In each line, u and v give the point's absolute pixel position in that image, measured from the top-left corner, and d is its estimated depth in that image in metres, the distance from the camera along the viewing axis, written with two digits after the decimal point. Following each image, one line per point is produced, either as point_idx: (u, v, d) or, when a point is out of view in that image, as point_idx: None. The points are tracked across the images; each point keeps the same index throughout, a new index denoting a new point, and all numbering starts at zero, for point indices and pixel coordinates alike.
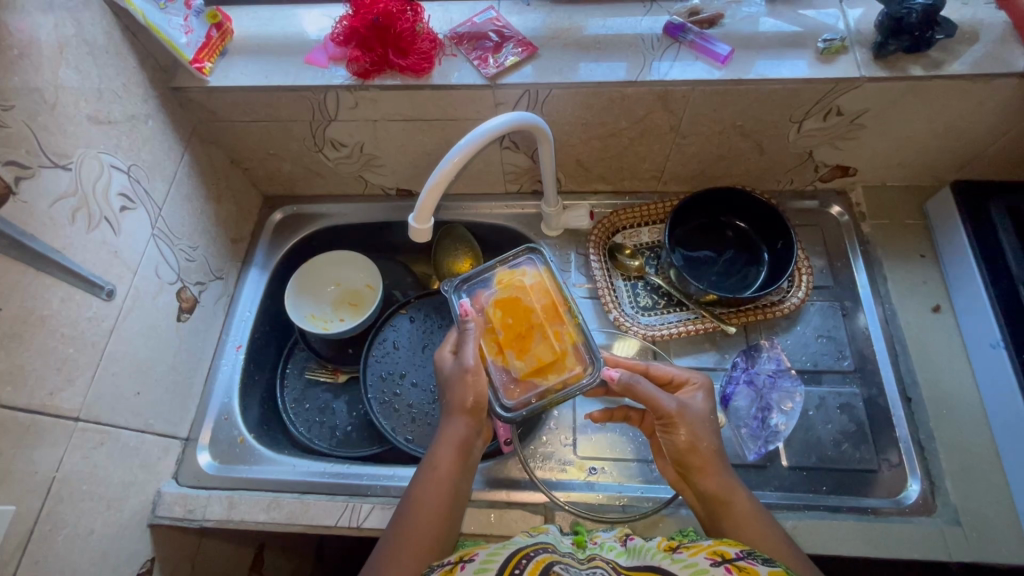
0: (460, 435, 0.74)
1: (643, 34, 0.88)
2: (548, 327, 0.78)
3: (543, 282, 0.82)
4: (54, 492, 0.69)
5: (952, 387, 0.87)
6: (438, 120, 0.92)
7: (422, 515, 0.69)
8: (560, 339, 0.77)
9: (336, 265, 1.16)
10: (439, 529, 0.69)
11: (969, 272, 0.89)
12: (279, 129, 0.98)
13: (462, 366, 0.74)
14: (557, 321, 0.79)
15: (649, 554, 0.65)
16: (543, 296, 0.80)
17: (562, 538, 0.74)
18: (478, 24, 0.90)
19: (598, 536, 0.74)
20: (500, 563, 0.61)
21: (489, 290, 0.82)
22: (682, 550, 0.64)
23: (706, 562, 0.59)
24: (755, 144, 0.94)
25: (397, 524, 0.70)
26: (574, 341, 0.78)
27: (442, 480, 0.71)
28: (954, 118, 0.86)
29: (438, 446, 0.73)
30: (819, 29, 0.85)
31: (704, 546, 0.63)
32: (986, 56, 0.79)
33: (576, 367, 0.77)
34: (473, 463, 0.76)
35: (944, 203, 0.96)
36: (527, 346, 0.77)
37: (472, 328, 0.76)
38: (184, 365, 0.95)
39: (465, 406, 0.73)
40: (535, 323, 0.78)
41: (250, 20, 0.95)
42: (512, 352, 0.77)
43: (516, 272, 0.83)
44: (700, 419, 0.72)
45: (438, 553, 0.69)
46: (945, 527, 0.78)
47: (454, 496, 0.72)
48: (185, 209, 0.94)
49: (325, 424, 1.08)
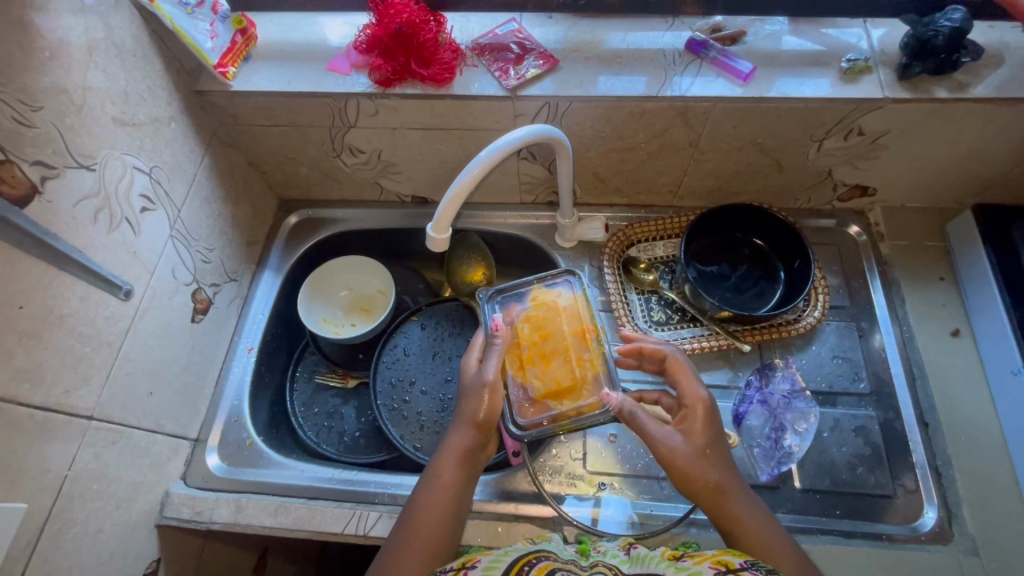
0: (465, 444, 0.73)
1: (665, 49, 0.88)
2: (572, 352, 0.77)
3: (577, 306, 0.81)
4: (65, 491, 0.70)
5: (970, 413, 0.86)
6: (457, 129, 0.93)
7: (424, 522, 0.69)
8: (585, 367, 0.77)
9: (348, 270, 1.16)
10: (441, 536, 0.69)
11: (990, 297, 0.88)
12: (298, 134, 0.98)
13: (482, 379, 0.74)
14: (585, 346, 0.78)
15: (653, 561, 0.67)
16: (574, 320, 0.80)
17: (568, 546, 0.75)
18: (500, 35, 0.90)
19: (602, 545, 0.75)
20: (505, 565, 0.64)
21: (522, 307, 0.82)
22: (686, 559, 0.66)
23: (708, 572, 0.61)
24: (774, 162, 0.94)
25: (397, 530, 0.70)
26: (600, 370, 0.77)
27: (445, 487, 0.71)
28: (977, 141, 0.85)
29: (443, 455, 0.73)
30: (842, 48, 0.85)
31: (709, 555, 0.65)
32: (1012, 80, 0.78)
33: (594, 397, 0.75)
34: (476, 474, 0.75)
35: (964, 226, 0.95)
36: (551, 368, 0.77)
37: (498, 343, 0.76)
38: (196, 366, 0.95)
39: (476, 419, 0.73)
40: (560, 347, 0.78)
41: (274, 26, 0.96)
42: (533, 372, 0.77)
43: (553, 291, 0.83)
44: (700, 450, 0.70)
45: (438, 560, 0.69)
46: (962, 556, 0.77)
47: (458, 502, 0.72)
48: (203, 211, 0.95)
49: (333, 429, 1.08)
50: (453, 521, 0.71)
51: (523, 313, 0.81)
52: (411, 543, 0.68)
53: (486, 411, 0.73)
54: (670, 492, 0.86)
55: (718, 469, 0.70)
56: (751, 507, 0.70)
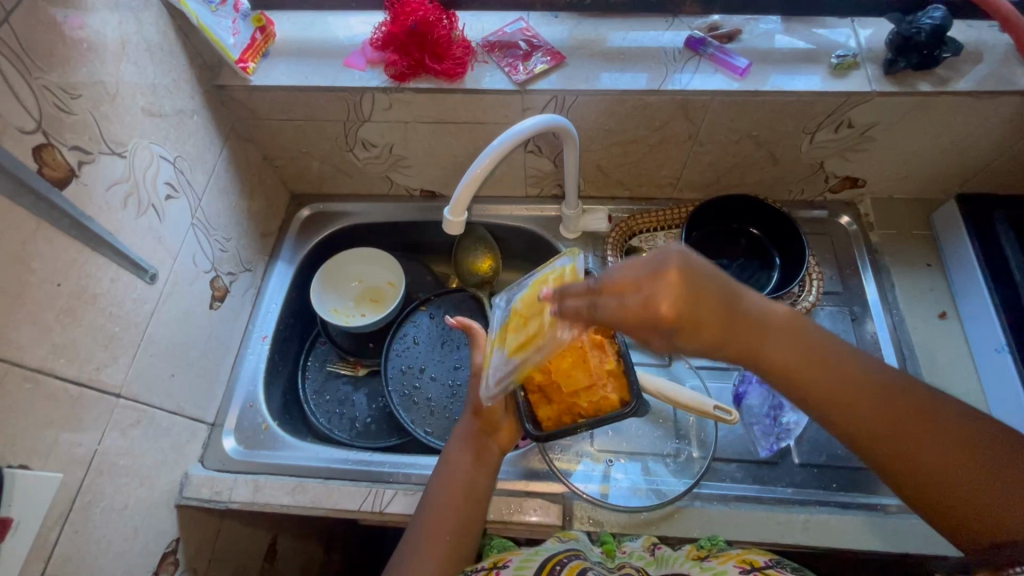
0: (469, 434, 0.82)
1: (665, 47, 0.92)
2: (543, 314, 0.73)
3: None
4: (94, 465, 0.72)
5: (958, 391, 0.90)
6: (467, 123, 0.97)
7: (439, 508, 0.77)
8: (594, 364, 0.78)
9: (359, 261, 1.20)
10: (457, 519, 0.76)
11: (974, 280, 0.93)
12: (314, 128, 1.02)
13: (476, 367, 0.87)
14: (599, 346, 0.80)
15: (677, 561, 0.74)
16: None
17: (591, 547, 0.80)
18: (509, 34, 0.95)
19: (626, 545, 0.81)
20: (536, 567, 0.70)
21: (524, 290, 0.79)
22: (711, 559, 0.72)
23: (735, 570, 0.68)
24: (769, 154, 0.99)
25: (419, 515, 0.78)
26: (611, 368, 0.78)
27: (454, 475, 0.79)
28: (959, 133, 0.90)
29: (450, 448, 0.82)
30: (832, 46, 0.90)
31: (734, 554, 0.72)
32: (990, 75, 0.84)
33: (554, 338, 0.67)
34: (491, 461, 0.81)
35: (949, 214, 1.00)
36: (557, 359, 0.78)
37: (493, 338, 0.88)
38: (213, 352, 0.98)
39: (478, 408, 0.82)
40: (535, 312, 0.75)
41: (291, 24, 1.00)
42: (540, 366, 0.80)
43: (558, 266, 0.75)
44: (783, 359, 0.62)
45: (460, 543, 0.76)
46: None
47: (473, 489, 0.79)
48: (221, 201, 0.98)
49: (345, 416, 1.10)
50: (469, 506, 0.78)
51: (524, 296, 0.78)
52: (431, 526, 0.76)
53: (489, 395, 0.81)
54: (674, 468, 0.88)
55: (824, 382, 0.62)
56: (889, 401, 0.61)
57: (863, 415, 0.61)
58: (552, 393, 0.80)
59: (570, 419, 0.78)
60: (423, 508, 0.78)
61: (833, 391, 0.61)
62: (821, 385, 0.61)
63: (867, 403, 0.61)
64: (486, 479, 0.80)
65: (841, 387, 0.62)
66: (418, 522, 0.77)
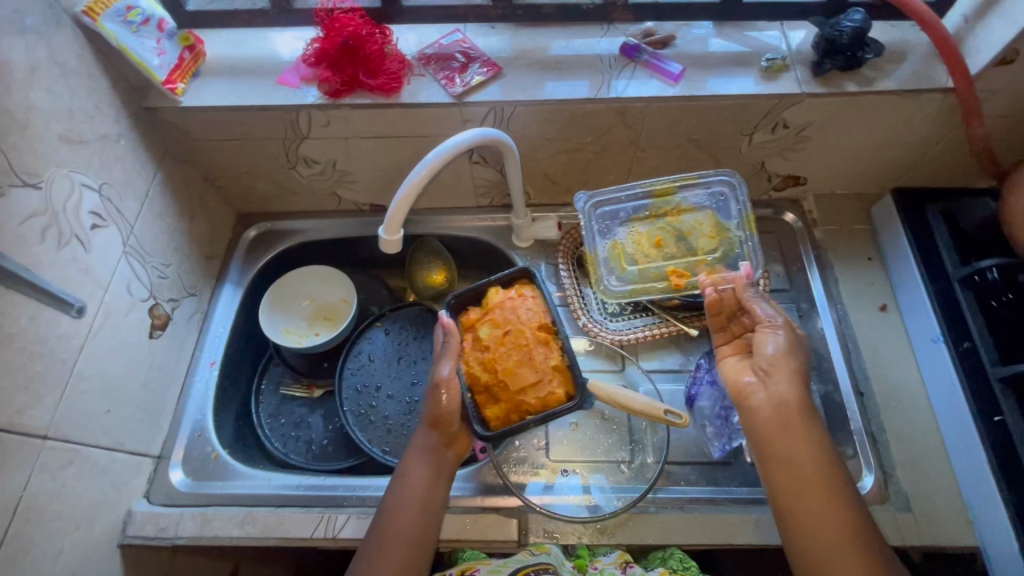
0: (427, 447, 0.80)
1: (602, 54, 0.93)
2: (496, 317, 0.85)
3: (540, 302, 0.86)
4: (20, 512, 0.69)
5: (900, 381, 0.93)
6: (408, 137, 0.96)
7: (399, 517, 0.76)
8: (540, 361, 0.81)
9: (310, 280, 1.17)
10: (413, 534, 0.75)
11: (910, 272, 0.95)
12: (252, 147, 1.00)
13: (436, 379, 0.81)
14: (544, 343, 0.83)
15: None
16: (534, 316, 0.84)
17: (564, 560, 0.82)
18: (445, 46, 0.94)
19: (598, 561, 0.83)
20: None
21: (647, 198, 0.99)
22: None
23: None
24: (710, 157, 1.00)
25: (373, 533, 0.76)
26: (558, 364, 0.82)
27: (413, 483, 0.78)
28: (889, 130, 0.93)
29: (407, 463, 0.80)
30: (763, 49, 0.91)
31: None
32: (913, 74, 0.86)
33: (510, 318, 0.84)
34: (449, 470, 0.81)
35: (886, 208, 1.02)
36: (503, 360, 0.82)
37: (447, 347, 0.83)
38: (156, 383, 0.95)
39: (435, 419, 0.81)
40: (492, 317, 0.85)
41: (222, 42, 0.97)
42: (487, 366, 0.82)
43: (705, 258, 0.94)
44: (776, 430, 0.72)
45: (420, 553, 0.75)
46: (899, 513, 0.82)
47: (429, 503, 0.77)
48: (157, 227, 0.95)
49: (301, 439, 1.08)
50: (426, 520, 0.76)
51: (648, 223, 0.98)
52: (385, 544, 0.74)
53: (444, 405, 0.80)
54: (629, 474, 0.89)
55: (804, 458, 0.71)
56: (845, 507, 0.69)
57: (825, 524, 0.68)
58: (500, 393, 0.81)
59: (517, 416, 0.81)
60: (378, 526, 0.76)
61: (795, 454, 0.71)
62: (782, 439, 0.72)
63: (826, 504, 0.69)
64: (444, 491, 0.79)
65: (807, 487, 0.70)
66: (371, 540, 0.75)
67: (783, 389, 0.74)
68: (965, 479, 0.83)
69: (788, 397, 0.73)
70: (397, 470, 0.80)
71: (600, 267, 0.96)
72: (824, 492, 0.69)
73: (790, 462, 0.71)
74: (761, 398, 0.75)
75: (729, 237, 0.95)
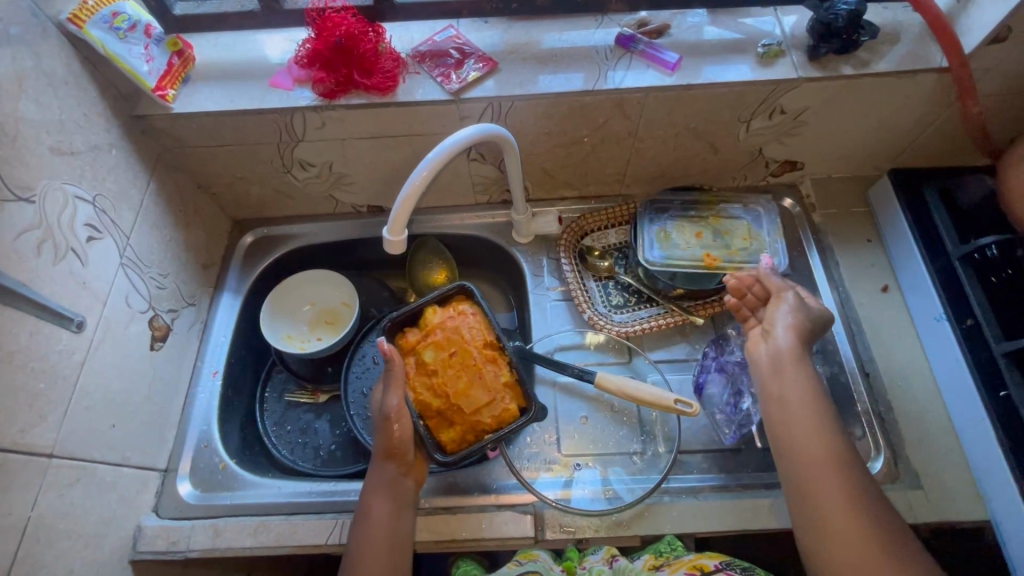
0: (387, 479, 0.79)
1: (597, 46, 0.92)
2: (443, 339, 0.88)
3: (481, 319, 0.91)
4: (29, 533, 0.67)
5: (905, 360, 0.93)
6: (405, 136, 0.95)
7: (368, 558, 0.74)
8: (490, 380, 0.86)
9: (310, 284, 1.16)
10: (385, 564, 0.75)
11: (911, 252, 0.96)
12: (246, 153, 0.98)
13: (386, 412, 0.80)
14: (492, 361, 0.88)
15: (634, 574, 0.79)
16: (478, 334, 0.89)
17: (553, 564, 0.85)
18: (439, 42, 0.93)
19: (587, 560, 0.85)
20: None
21: (694, 201, 1.05)
22: (664, 568, 0.79)
23: None
24: (709, 145, 1.00)
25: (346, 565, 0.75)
26: (506, 380, 0.87)
27: (377, 523, 0.76)
28: (885, 112, 0.93)
29: (369, 496, 0.78)
30: (758, 35, 0.91)
31: (686, 562, 0.79)
32: (908, 54, 0.86)
33: (458, 339, 0.88)
34: (410, 499, 0.80)
35: (883, 189, 1.03)
36: (453, 383, 0.85)
37: (393, 375, 0.83)
38: (159, 395, 0.93)
39: (389, 451, 0.79)
40: (438, 341, 0.88)
41: (211, 46, 0.96)
42: (438, 391, 0.85)
43: (739, 256, 0.99)
44: (801, 431, 0.72)
45: None
46: (910, 491, 0.83)
47: (399, 529, 0.77)
48: (153, 237, 0.93)
49: (308, 445, 1.07)
50: (394, 549, 0.76)
51: (693, 221, 1.03)
52: None
53: (399, 436, 0.79)
54: (642, 465, 0.89)
55: (817, 454, 0.70)
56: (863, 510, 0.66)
57: (842, 527, 0.65)
58: (454, 416, 0.85)
59: (474, 436, 0.86)
60: (347, 560, 0.75)
61: (794, 394, 0.74)
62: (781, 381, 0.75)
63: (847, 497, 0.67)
64: (409, 521, 0.79)
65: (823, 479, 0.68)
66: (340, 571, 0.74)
67: (799, 391, 0.74)
68: (973, 454, 0.84)
69: (783, 348, 0.77)
70: (358, 511, 0.78)
71: (643, 243, 1.00)
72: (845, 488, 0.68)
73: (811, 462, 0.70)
74: (774, 387, 0.75)
75: (761, 241, 1.01)
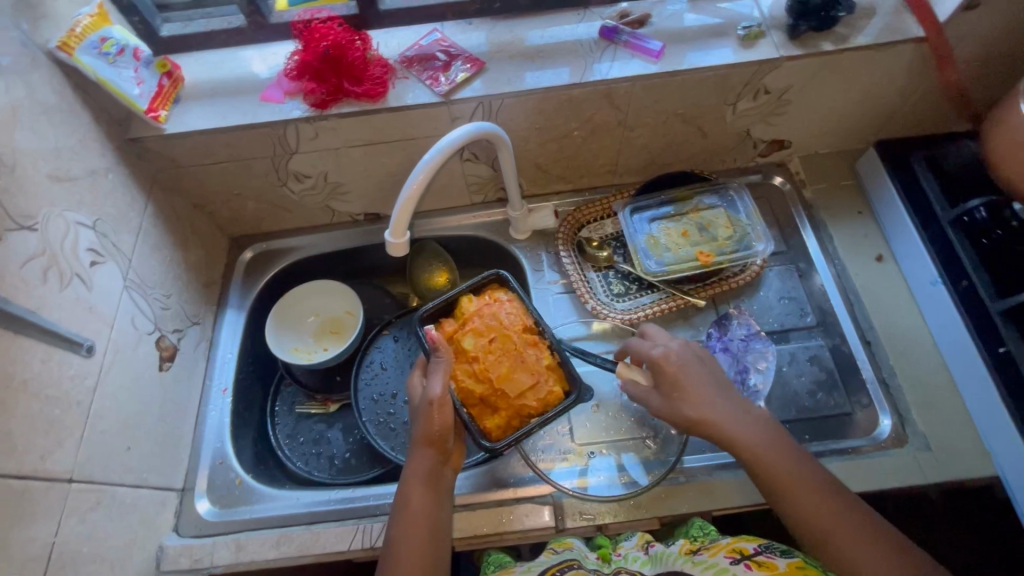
0: (427, 467, 0.79)
1: (581, 39, 0.94)
2: (481, 326, 0.88)
3: (519, 305, 0.91)
4: (54, 559, 0.68)
5: (904, 326, 0.95)
6: (397, 141, 0.96)
7: (405, 550, 0.74)
8: (533, 363, 0.86)
9: (313, 296, 1.16)
10: (422, 554, 0.74)
11: (902, 220, 0.98)
12: (242, 168, 0.99)
13: (429, 396, 0.79)
14: (532, 344, 0.88)
15: (672, 559, 0.77)
16: (516, 319, 0.90)
17: (587, 551, 0.84)
18: (425, 46, 0.94)
19: (621, 546, 0.85)
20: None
21: (671, 203, 1.06)
22: (702, 551, 0.77)
23: (726, 562, 0.73)
24: (697, 129, 1.02)
25: (384, 556, 0.75)
26: (549, 363, 0.87)
27: (416, 513, 0.76)
28: (866, 85, 0.95)
29: (409, 484, 0.78)
30: (738, 18, 0.93)
31: (724, 545, 0.77)
32: (885, 27, 0.88)
33: (497, 325, 0.88)
34: (447, 490, 0.80)
35: (871, 161, 1.05)
36: (495, 368, 0.86)
37: (438, 361, 0.83)
38: (171, 416, 0.93)
39: (430, 438, 0.79)
40: (477, 328, 0.88)
41: (199, 65, 0.96)
42: (480, 377, 0.86)
43: (727, 245, 1.01)
44: (791, 480, 0.72)
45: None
46: (919, 453, 0.85)
47: (438, 519, 0.77)
48: (154, 258, 0.94)
49: (323, 455, 1.07)
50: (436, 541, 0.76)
51: (674, 221, 1.04)
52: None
53: (439, 424, 0.79)
54: (655, 448, 0.90)
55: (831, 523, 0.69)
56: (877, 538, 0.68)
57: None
58: (497, 401, 0.86)
59: (517, 422, 0.86)
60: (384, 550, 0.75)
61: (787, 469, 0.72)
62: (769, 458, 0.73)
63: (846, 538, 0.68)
64: (447, 511, 0.78)
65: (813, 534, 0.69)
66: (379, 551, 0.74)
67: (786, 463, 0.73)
68: (978, 412, 0.85)
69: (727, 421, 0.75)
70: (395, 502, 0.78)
71: (638, 254, 1.02)
72: (843, 519, 0.69)
73: (807, 507, 0.70)
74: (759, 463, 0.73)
75: (742, 226, 1.03)
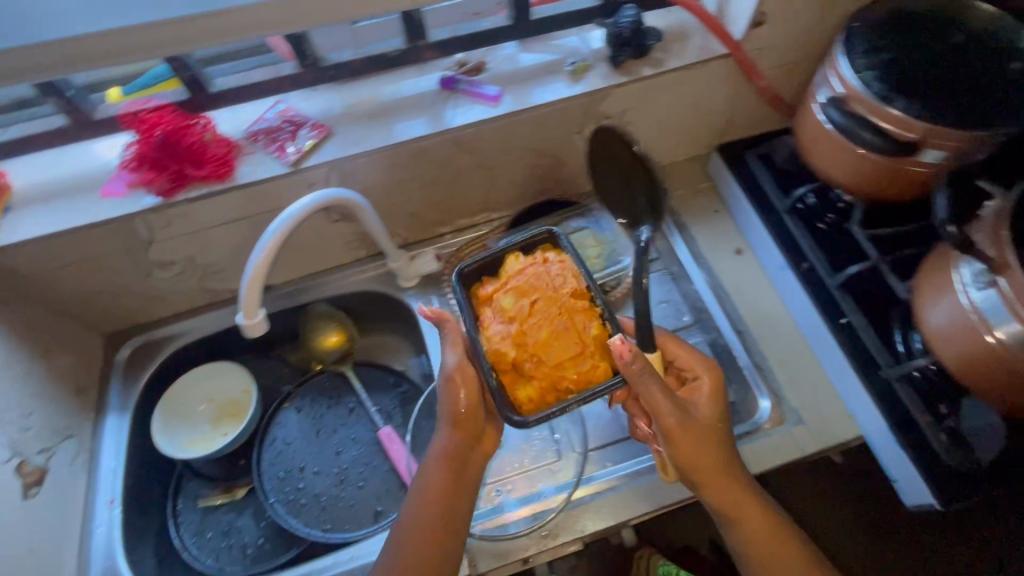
0: (449, 446, 0.78)
1: (425, 92, 0.97)
2: (513, 284, 0.75)
3: (571, 268, 0.75)
4: None
5: (768, 310, 1.03)
6: (257, 214, 0.95)
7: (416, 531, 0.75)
8: (582, 332, 0.71)
9: (204, 380, 1.11)
10: (433, 546, 0.74)
11: (749, 214, 1.06)
12: (96, 267, 0.94)
13: (446, 369, 0.77)
14: (582, 311, 0.73)
15: None
16: (567, 280, 0.74)
17: None
18: (271, 118, 0.94)
19: None
20: None
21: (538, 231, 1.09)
22: None
23: None
24: (554, 158, 1.07)
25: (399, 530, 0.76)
26: (597, 335, 0.71)
27: (432, 488, 0.76)
28: (694, 99, 1.04)
29: (429, 460, 0.78)
30: (567, 54, 1.00)
31: None
32: (695, 48, 0.97)
33: (554, 282, 0.74)
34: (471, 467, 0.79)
35: (717, 164, 1.14)
36: (534, 332, 0.72)
37: (449, 335, 0.79)
38: (45, 545, 0.86)
39: (457, 415, 0.77)
40: (517, 285, 0.74)
41: (31, 168, 0.92)
42: (515, 342, 0.72)
43: (597, 263, 1.05)
44: (730, 500, 0.77)
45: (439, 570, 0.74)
46: (794, 428, 0.91)
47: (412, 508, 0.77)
48: (4, 378, 0.87)
49: (234, 546, 1.02)
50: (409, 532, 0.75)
51: None
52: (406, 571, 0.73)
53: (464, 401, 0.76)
54: (559, 474, 0.91)
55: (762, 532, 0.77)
56: (796, 540, 0.77)
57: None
58: (532, 368, 0.72)
59: (558, 393, 0.71)
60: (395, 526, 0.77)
61: (728, 489, 0.77)
62: (716, 482, 0.76)
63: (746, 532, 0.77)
64: (463, 500, 0.78)
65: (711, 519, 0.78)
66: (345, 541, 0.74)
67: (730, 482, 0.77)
68: (837, 379, 0.93)
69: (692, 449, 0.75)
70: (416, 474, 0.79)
71: None
72: (746, 501, 0.77)
73: (730, 502, 0.77)
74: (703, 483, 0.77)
75: (608, 243, 1.08)
